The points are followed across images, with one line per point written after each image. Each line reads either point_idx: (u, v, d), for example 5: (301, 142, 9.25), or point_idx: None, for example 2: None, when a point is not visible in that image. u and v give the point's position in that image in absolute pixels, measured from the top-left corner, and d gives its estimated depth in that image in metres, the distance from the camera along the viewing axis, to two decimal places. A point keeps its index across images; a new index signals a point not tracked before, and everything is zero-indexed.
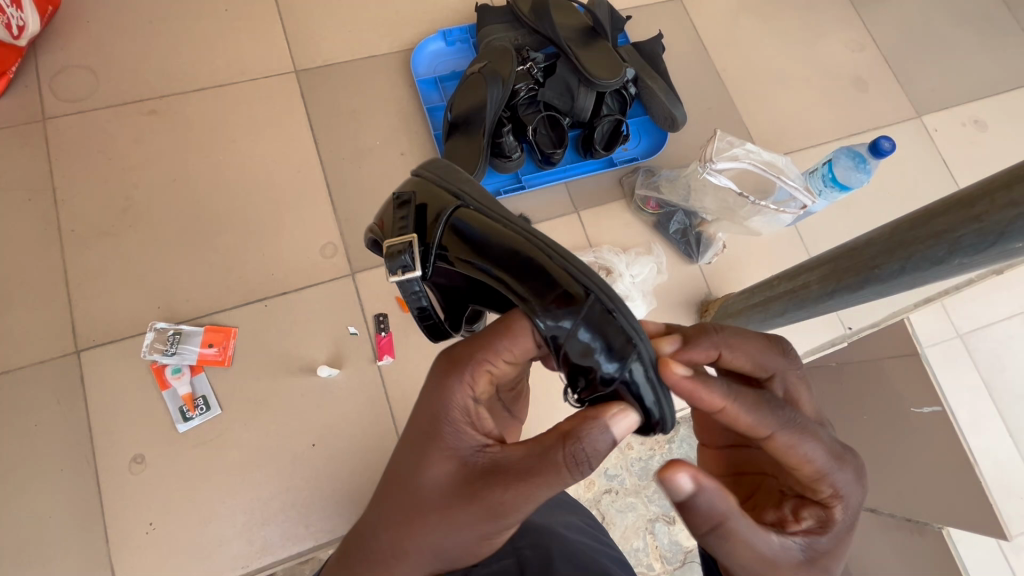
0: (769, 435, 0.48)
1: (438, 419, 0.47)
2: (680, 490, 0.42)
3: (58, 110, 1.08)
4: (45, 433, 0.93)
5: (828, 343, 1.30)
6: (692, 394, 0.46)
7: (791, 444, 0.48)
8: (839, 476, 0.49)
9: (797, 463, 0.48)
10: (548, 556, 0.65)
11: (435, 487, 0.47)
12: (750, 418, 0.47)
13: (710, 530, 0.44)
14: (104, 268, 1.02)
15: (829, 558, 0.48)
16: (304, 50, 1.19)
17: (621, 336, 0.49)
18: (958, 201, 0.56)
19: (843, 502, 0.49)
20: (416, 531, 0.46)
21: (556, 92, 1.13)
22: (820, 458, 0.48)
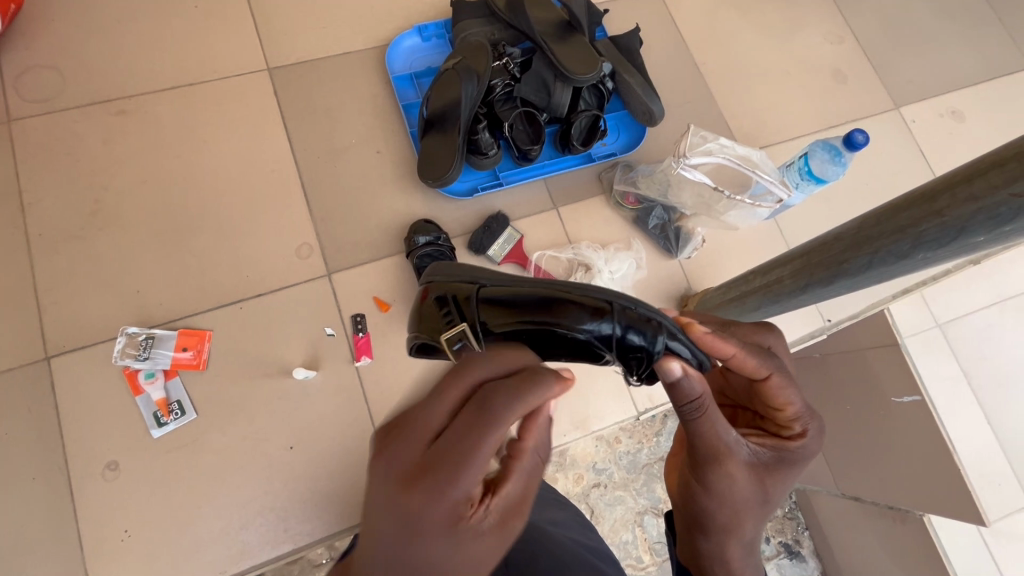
0: (767, 377, 0.52)
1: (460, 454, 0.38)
2: (675, 378, 0.48)
3: (23, 111, 1.06)
4: (16, 440, 0.92)
5: (808, 336, 1.34)
6: (711, 345, 0.51)
7: (780, 388, 0.53)
8: (809, 420, 0.55)
9: (781, 404, 0.54)
10: (534, 553, 0.64)
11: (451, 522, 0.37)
12: (756, 363, 0.51)
13: (696, 418, 0.48)
14: (74, 273, 1.00)
15: (770, 475, 0.53)
16: (277, 47, 1.17)
17: (646, 319, 0.53)
18: (920, 196, 0.56)
19: (805, 444, 0.55)
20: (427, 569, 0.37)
21: (532, 88, 1.11)
22: (800, 404, 0.54)
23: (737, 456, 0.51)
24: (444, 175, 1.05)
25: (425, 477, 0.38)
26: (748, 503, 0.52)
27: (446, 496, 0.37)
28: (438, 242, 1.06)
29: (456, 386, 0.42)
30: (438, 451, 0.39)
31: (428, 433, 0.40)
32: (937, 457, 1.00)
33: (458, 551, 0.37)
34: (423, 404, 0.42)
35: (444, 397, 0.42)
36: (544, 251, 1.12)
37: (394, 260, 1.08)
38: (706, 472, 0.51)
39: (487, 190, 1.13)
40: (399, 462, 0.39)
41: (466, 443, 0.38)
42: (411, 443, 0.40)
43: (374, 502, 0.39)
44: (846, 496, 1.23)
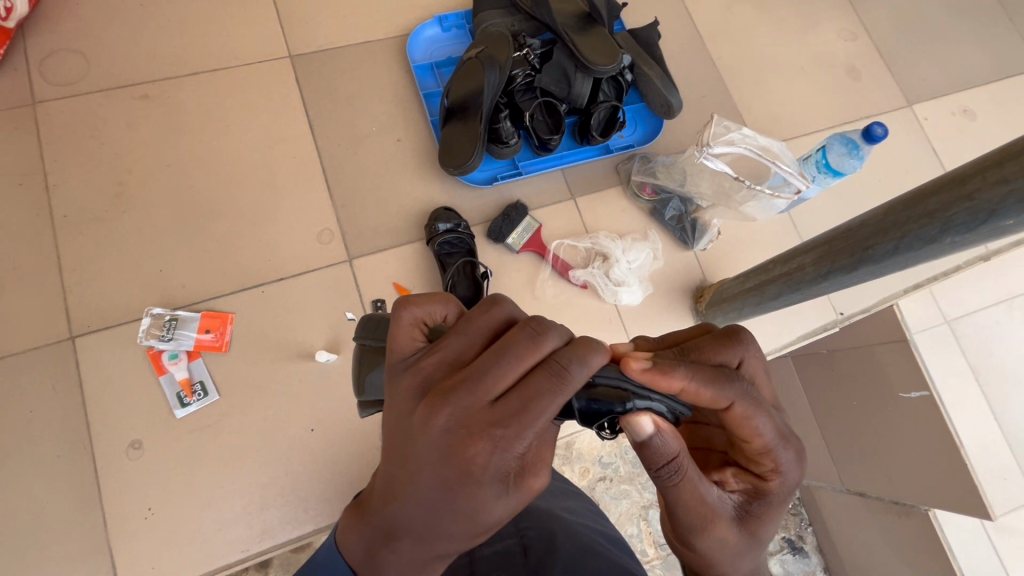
0: (727, 406, 0.46)
1: (512, 418, 0.40)
2: (644, 438, 0.44)
3: (47, 93, 1.07)
4: (42, 418, 0.93)
5: (821, 328, 1.35)
6: (652, 384, 0.45)
7: (746, 418, 0.47)
8: (783, 454, 0.50)
9: (748, 436, 0.48)
10: (552, 541, 0.64)
11: (488, 473, 0.40)
12: (710, 394, 0.46)
13: (675, 481, 0.45)
14: (98, 254, 1.01)
15: (758, 523, 0.50)
16: (299, 35, 1.18)
17: (610, 385, 0.45)
18: (951, 180, 0.57)
19: (783, 479, 0.50)
20: (458, 500, 0.41)
21: (553, 78, 1.13)
22: (770, 434, 0.48)
23: (722, 513, 0.48)
24: (465, 163, 1.06)
25: (481, 438, 0.40)
26: (738, 556, 0.49)
27: (502, 453, 0.40)
28: (458, 229, 1.07)
29: (527, 353, 0.41)
30: (505, 411, 0.40)
31: (487, 393, 0.40)
32: (945, 452, 1.01)
33: (499, 502, 0.41)
34: (491, 363, 0.41)
35: (513, 362, 0.40)
36: (563, 240, 1.14)
37: (414, 247, 1.09)
38: (692, 536, 0.48)
39: (506, 179, 1.14)
40: (465, 413, 0.40)
41: (530, 416, 0.40)
42: (475, 398, 0.40)
43: (428, 445, 0.41)
44: (851, 492, 1.25)
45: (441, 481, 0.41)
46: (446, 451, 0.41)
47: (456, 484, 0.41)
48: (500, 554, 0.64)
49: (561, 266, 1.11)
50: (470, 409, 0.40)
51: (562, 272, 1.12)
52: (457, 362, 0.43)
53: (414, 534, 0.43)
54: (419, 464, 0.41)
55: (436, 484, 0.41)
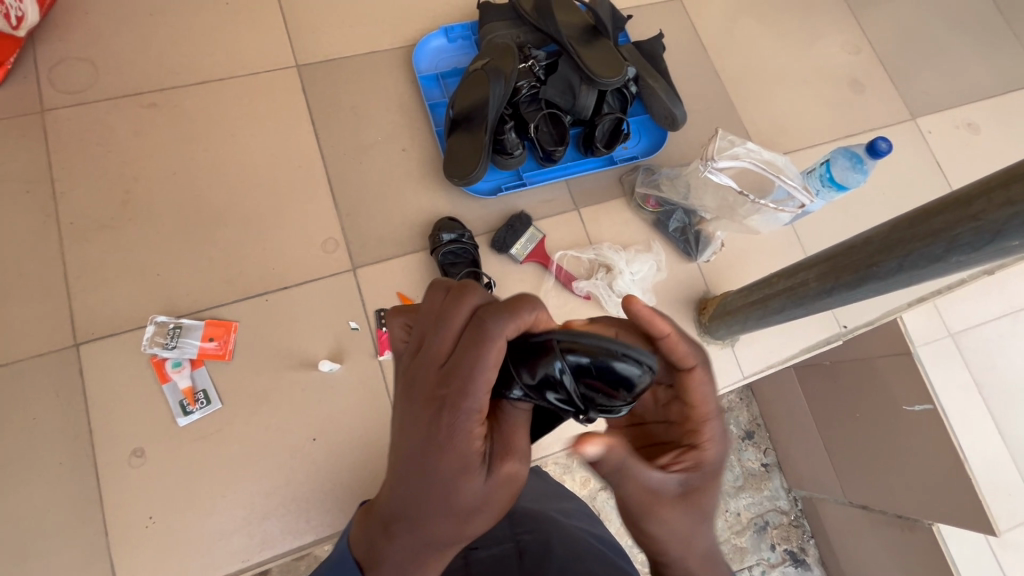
0: (693, 366, 0.53)
1: (457, 375, 0.46)
2: (592, 458, 0.51)
3: (56, 101, 1.07)
4: (45, 425, 0.93)
5: (824, 342, 1.21)
6: (650, 318, 0.52)
7: (701, 381, 0.54)
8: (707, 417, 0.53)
9: (696, 400, 0.54)
10: (548, 546, 0.64)
11: (450, 430, 0.46)
12: (684, 346, 0.53)
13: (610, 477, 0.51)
14: (103, 262, 1.01)
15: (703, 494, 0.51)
16: (306, 45, 1.19)
17: (540, 346, 0.48)
18: (955, 201, 0.57)
19: (712, 441, 0.53)
20: (432, 463, 0.47)
21: (558, 90, 1.12)
22: (702, 398, 0.54)
23: (662, 494, 0.51)
24: (470, 174, 1.06)
25: (439, 400, 0.47)
26: (692, 535, 0.50)
27: (455, 411, 0.46)
28: (462, 239, 1.07)
29: (457, 316, 0.49)
30: (452, 371, 0.47)
31: (440, 361, 0.49)
32: (953, 469, 1.02)
33: (467, 464, 0.46)
34: (438, 335, 0.49)
35: (449, 325, 0.49)
36: (566, 251, 1.14)
37: (418, 256, 1.10)
38: (644, 525, 0.50)
39: (510, 189, 1.15)
40: (423, 383, 0.48)
41: (467, 371, 0.46)
42: (428, 366, 0.49)
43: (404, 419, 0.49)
44: (855, 505, 1.23)
45: (414, 449, 0.47)
46: (415, 422, 0.48)
47: (427, 447, 0.47)
48: (496, 558, 0.63)
49: (564, 277, 1.11)
50: (427, 380, 0.48)
51: (565, 283, 1.12)
52: (419, 346, 0.51)
53: (409, 513, 0.48)
54: (400, 439, 0.49)
55: (411, 456, 0.48)
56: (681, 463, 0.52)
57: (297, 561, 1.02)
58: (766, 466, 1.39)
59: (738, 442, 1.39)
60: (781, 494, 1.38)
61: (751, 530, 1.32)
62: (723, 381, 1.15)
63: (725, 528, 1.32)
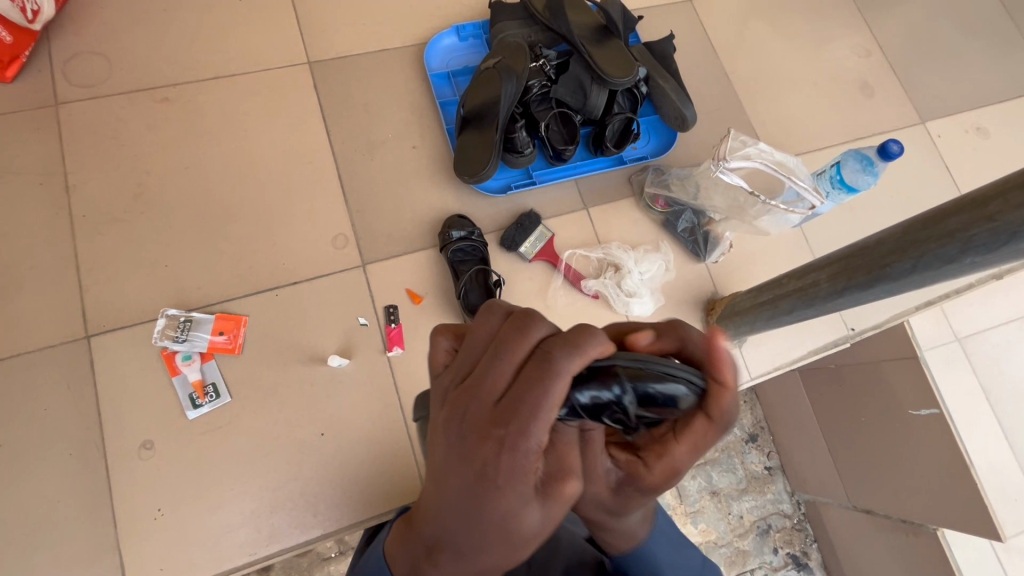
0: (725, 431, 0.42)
1: (515, 409, 0.36)
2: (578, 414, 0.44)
3: (70, 95, 1.08)
4: (56, 417, 0.93)
5: (832, 345, 1.19)
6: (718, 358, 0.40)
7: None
8: None
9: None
10: (553, 548, 0.67)
11: (507, 474, 0.36)
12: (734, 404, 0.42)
13: None
14: (115, 255, 1.02)
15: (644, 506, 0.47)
16: (318, 42, 1.19)
17: (597, 370, 0.37)
18: (970, 202, 0.57)
19: None
20: (485, 510, 0.36)
21: (569, 89, 1.13)
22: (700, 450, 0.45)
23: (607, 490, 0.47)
24: (480, 172, 1.07)
25: (491, 437, 0.36)
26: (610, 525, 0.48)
27: (513, 453, 0.36)
28: (472, 237, 1.08)
29: (518, 346, 0.37)
30: (509, 408, 0.36)
31: (491, 393, 0.37)
32: (958, 472, 1.02)
33: (529, 512, 0.36)
34: (488, 362, 0.38)
35: (508, 355, 0.37)
36: (575, 250, 1.14)
37: (427, 253, 1.10)
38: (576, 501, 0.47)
39: (520, 188, 1.15)
40: (471, 421, 0.37)
41: (533, 411, 0.35)
42: (478, 400, 0.37)
43: (446, 459, 0.38)
44: (857, 509, 1.23)
45: (463, 492, 0.37)
46: (463, 466, 0.37)
47: (476, 492, 0.36)
48: None
49: (573, 276, 1.12)
50: (476, 414, 0.37)
51: (574, 282, 1.12)
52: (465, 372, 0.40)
53: (453, 555, 0.39)
54: (442, 477, 0.38)
55: (458, 502, 0.37)
56: None
57: (301, 557, 1.02)
58: (769, 469, 1.39)
59: (742, 444, 1.38)
60: (783, 497, 1.37)
61: (754, 534, 1.32)
62: None
63: (728, 530, 1.31)
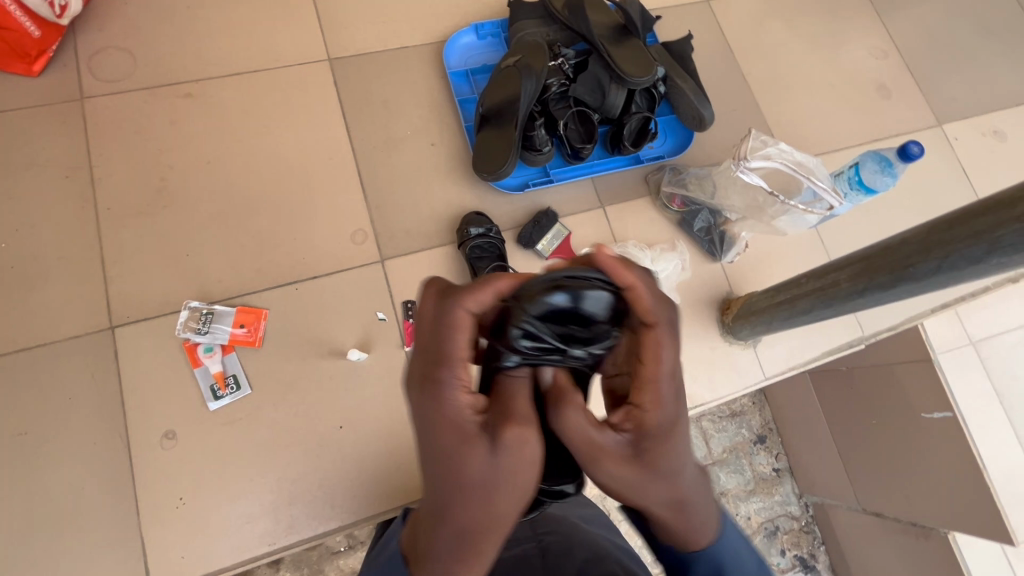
0: (653, 323, 0.49)
1: (439, 353, 0.46)
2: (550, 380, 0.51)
3: (95, 89, 1.10)
4: (79, 406, 0.95)
5: (848, 345, 1.21)
6: (616, 271, 0.48)
7: (659, 343, 0.48)
8: (668, 382, 0.48)
9: (647, 359, 0.49)
10: (569, 546, 0.64)
11: (450, 413, 0.45)
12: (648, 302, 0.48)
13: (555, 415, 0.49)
14: (139, 247, 1.03)
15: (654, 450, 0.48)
16: (338, 40, 1.21)
17: (504, 306, 0.48)
18: (998, 202, 0.57)
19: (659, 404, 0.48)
20: (445, 453, 0.46)
21: (587, 87, 1.13)
22: (672, 361, 0.48)
23: (605, 448, 0.48)
24: (499, 169, 1.07)
25: (428, 387, 0.46)
26: (639, 487, 0.48)
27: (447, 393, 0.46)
28: (490, 234, 1.08)
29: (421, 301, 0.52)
30: (430, 356, 0.47)
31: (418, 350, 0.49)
32: (971, 475, 1.02)
33: (478, 447, 0.45)
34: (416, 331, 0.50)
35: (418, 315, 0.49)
36: (591, 248, 1.15)
37: (445, 250, 1.11)
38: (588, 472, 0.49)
39: (538, 186, 1.16)
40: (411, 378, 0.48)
41: (443, 349, 0.46)
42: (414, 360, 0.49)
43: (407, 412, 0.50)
44: (867, 511, 1.23)
45: (425, 444, 0.47)
46: (412, 411, 0.48)
47: (433, 439, 0.46)
48: (517, 560, 0.64)
49: None
50: (415, 365, 0.48)
51: None
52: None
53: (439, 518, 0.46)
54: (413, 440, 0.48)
55: (419, 443, 0.47)
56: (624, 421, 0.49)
57: (312, 550, 1.03)
58: (777, 471, 1.37)
59: (750, 446, 1.37)
60: (791, 499, 1.36)
61: (762, 535, 1.32)
62: (746, 382, 1.14)
63: None
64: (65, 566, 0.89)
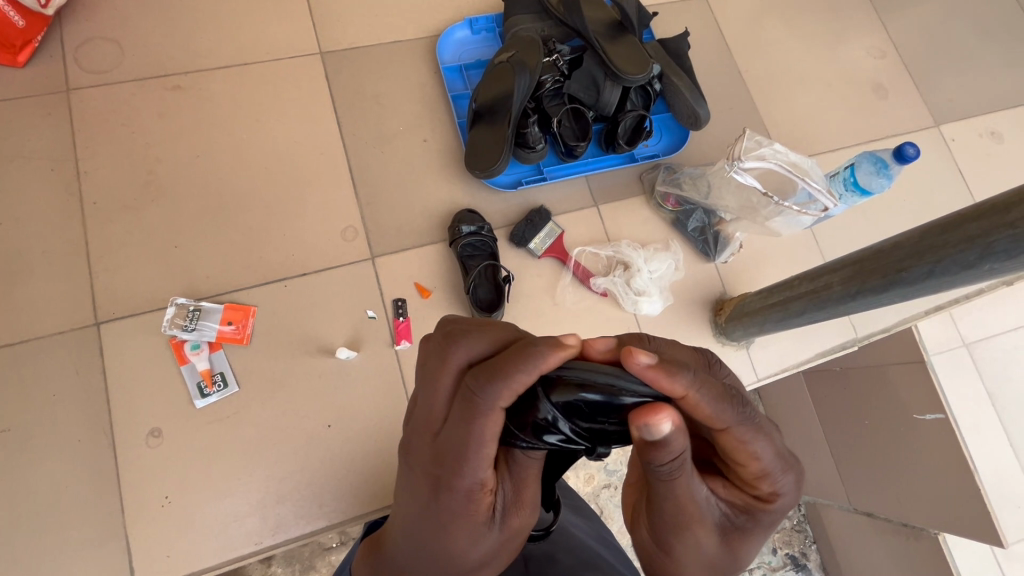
0: (724, 429, 0.43)
1: (459, 454, 0.45)
2: (662, 437, 0.40)
3: (82, 81, 1.08)
4: (65, 402, 0.94)
5: (839, 346, 1.18)
6: (654, 384, 0.40)
7: (741, 440, 0.43)
8: (781, 477, 0.45)
9: (743, 461, 0.44)
10: (552, 551, 0.63)
11: (458, 510, 0.46)
12: (710, 410, 0.42)
13: (669, 473, 0.42)
14: (126, 242, 1.02)
15: (742, 538, 0.47)
16: (330, 33, 1.19)
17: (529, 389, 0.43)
18: (991, 206, 0.57)
19: (774, 501, 0.46)
20: (442, 535, 0.48)
21: (582, 85, 1.14)
22: (769, 458, 0.44)
23: (704, 521, 0.45)
24: (492, 166, 1.06)
25: (437, 478, 0.46)
26: (715, 564, 0.47)
27: (456, 491, 0.46)
28: (482, 232, 1.07)
29: (442, 375, 0.47)
30: (445, 449, 0.46)
31: (434, 429, 0.47)
32: (961, 479, 1.02)
33: (481, 541, 0.48)
34: (428, 402, 0.48)
35: (437, 389, 0.47)
36: (584, 247, 1.14)
37: (437, 247, 1.10)
38: (669, 536, 0.46)
39: (531, 184, 1.15)
40: (420, 456, 0.48)
41: (463, 448, 0.45)
42: (425, 437, 0.48)
43: (409, 485, 0.50)
44: (858, 511, 1.23)
45: (420, 519, 0.49)
46: (417, 487, 0.48)
47: (431, 520, 0.48)
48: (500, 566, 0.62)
49: (582, 273, 1.12)
50: (428, 449, 0.47)
51: (583, 279, 1.12)
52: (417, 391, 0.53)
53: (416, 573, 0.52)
54: (404, 502, 0.50)
55: (419, 524, 0.49)
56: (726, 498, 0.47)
57: (303, 547, 1.03)
58: None
59: None
60: None
61: None
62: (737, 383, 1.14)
63: None
64: (51, 565, 0.88)
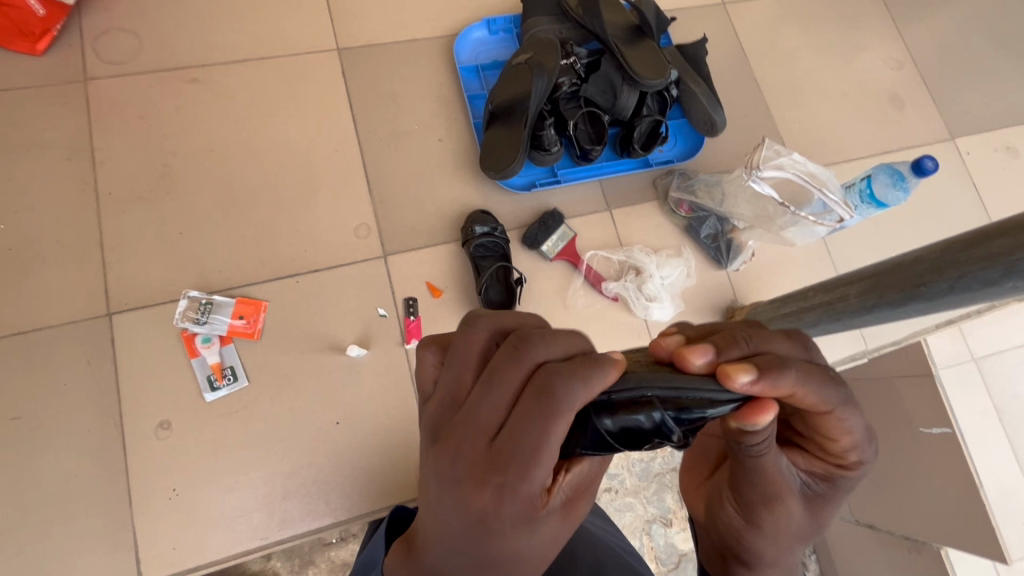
0: (827, 410, 0.43)
1: (529, 453, 0.37)
2: (761, 427, 0.41)
3: (100, 71, 1.08)
4: (74, 392, 0.94)
5: (851, 358, 1.27)
6: (760, 394, 0.40)
7: (840, 419, 0.45)
8: (864, 446, 0.48)
9: (836, 434, 0.46)
10: (572, 548, 0.62)
11: (514, 514, 0.38)
12: (815, 398, 0.42)
13: (762, 451, 0.44)
14: (138, 233, 1.02)
15: (823, 503, 0.50)
16: (347, 29, 1.19)
17: (626, 400, 0.40)
18: (1016, 225, 0.56)
19: (855, 466, 0.49)
20: (492, 545, 0.39)
21: (599, 88, 1.12)
22: (858, 430, 0.46)
23: (790, 491, 0.48)
24: (506, 168, 1.06)
25: (491, 483, 0.38)
26: (799, 529, 0.50)
27: (515, 494, 0.38)
28: (495, 233, 1.08)
29: (514, 374, 0.39)
30: (505, 449, 0.38)
31: (487, 429, 0.39)
32: (967, 496, 1.01)
33: (537, 544, 0.40)
34: (481, 395, 0.39)
35: (500, 384, 0.39)
36: (597, 252, 1.14)
37: (449, 247, 1.09)
38: (761, 511, 0.48)
39: (545, 186, 1.14)
40: (468, 460, 0.39)
41: (533, 445, 0.37)
42: (475, 436, 0.39)
43: (445, 504, 0.40)
44: (860, 523, 1.23)
45: (463, 530, 0.39)
46: (460, 493, 0.39)
47: (478, 530, 0.39)
48: None
49: (593, 277, 1.12)
50: (480, 451, 0.39)
51: (595, 283, 1.12)
52: (460, 398, 0.41)
53: None
54: (438, 512, 0.40)
55: (459, 541, 0.40)
56: (807, 467, 0.50)
57: None
58: None
59: None
60: None
61: None
62: None
63: None
64: (57, 553, 0.88)
